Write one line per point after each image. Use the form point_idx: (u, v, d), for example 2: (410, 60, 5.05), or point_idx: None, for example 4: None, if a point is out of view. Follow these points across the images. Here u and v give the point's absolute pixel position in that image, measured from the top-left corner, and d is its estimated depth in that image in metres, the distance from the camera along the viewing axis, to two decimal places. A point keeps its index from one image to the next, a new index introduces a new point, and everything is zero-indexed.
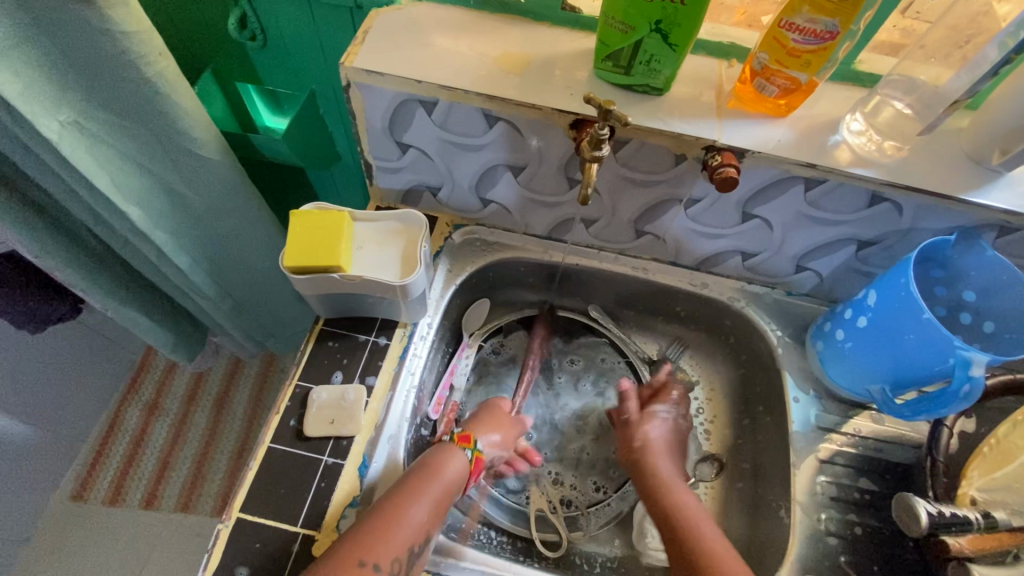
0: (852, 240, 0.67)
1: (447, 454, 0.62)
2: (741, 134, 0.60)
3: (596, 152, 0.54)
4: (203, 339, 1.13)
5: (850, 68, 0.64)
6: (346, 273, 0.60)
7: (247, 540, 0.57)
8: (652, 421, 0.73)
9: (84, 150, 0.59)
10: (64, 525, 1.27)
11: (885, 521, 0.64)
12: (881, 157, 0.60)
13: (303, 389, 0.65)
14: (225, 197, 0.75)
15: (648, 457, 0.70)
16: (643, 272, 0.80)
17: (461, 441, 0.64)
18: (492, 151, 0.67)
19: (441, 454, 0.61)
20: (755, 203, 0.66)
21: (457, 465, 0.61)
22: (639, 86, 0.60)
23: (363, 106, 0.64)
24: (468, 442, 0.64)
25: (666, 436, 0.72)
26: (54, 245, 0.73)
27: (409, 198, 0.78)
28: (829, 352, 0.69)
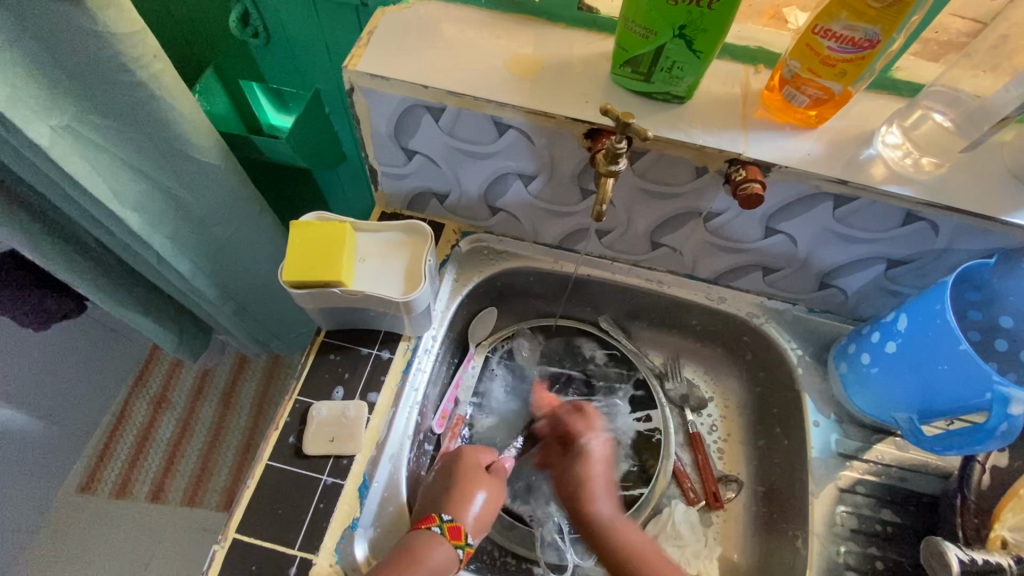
0: (882, 259, 0.64)
1: (434, 547, 0.53)
2: (767, 146, 0.56)
3: (612, 167, 0.51)
4: (207, 338, 1.12)
5: (886, 76, 0.60)
6: (347, 288, 0.57)
7: (243, 561, 0.55)
8: (587, 437, 0.68)
9: (78, 155, 0.57)
10: (70, 517, 1.28)
11: (907, 556, 0.62)
12: (917, 173, 0.56)
13: (302, 403, 0.63)
14: (226, 201, 0.73)
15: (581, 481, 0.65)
16: (657, 284, 0.77)
17: (451, 534, 0.55)
18: (502, 159, 0.63)
19: (429, 548, 0.53)
20: (780, 218, 0.62)
21: (446, 559, 0.54)
22: (660, 94, 0.57)
23: (367, 111, 0.61)
24: (459, 536, 0.56)
25: (605, 452, 0.67)
26: (51, 247, 0.71)
27: (415, 204, 0.76)
28: (854, 376, 0.66)
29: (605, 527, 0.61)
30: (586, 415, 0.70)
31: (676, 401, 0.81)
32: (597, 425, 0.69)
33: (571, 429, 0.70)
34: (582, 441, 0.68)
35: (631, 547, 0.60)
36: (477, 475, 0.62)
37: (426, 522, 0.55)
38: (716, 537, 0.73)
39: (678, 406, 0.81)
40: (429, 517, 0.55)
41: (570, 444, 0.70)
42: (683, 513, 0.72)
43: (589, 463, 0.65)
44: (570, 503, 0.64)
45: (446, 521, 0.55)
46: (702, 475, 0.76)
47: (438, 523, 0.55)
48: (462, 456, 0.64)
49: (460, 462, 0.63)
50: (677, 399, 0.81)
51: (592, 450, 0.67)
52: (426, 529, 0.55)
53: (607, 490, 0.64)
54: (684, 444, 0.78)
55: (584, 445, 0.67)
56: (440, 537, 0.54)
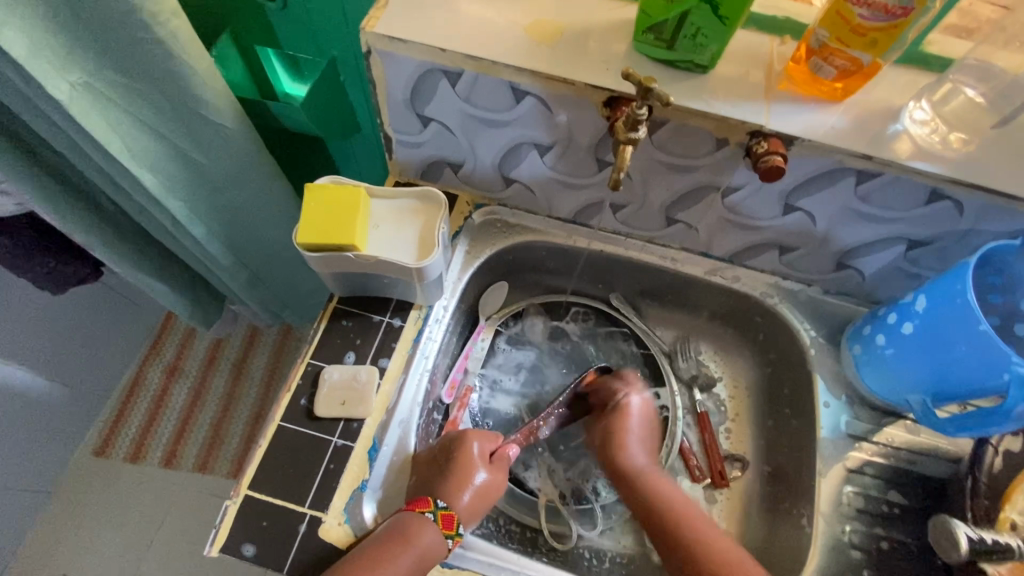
0: (902, 239, 0.63)
1: (425, 532, 0.54)
2: (791, 119, 0.55)
3: (631, 134, 0.50)
4: (220, 306, 1.13)
5: (917, 50, 0.58)
6: (361, 253, 0.57)
7: (255, 517, 0.56)
8: (627, 393, 0.71)
9: (96, 112, 0.57)
10: (87, 478, 1.31)
11: (913, 537, 0.61)
12: (945, 150, 0.55)
13: (314, 367, 0.63)
14: (240, 165, 0.73)
15: (618, 443, 0.68)
16: (670, 262, 0.76)
17: (444, 522, 0.55)
18: (518, 128, 0.63)
19: (420, 532, 0.53)
20: (799, 194, 0.61)
21: (435, 545, 0.54)
22: (682, 62, 0.56)
23: (384, 75, 0.61)
24: (450, 526, 0.55)
25: (645, 408, 0.72)
26: (68, 207, 0.72)
27: (428, 174, 0.75)
28: (867, 357, 0.65)
29: (637, 472, 0.66)
30: (624, 378, 0.74)
31: (686, 380, 0.81)
32: (637, 384, 0.73)
33: (611, 391, 0.73)
34: (619, 396, 0.72)
35: (664, 492, 0.65)
36: (469, 465, 0.60)
37: (421, 507, 0.55)
38: (720, 514, 0.74)
39: (686, 385, 0.81)
40: (425, 502, 0.55)
41: (608, 402, 0.73)
42: (689, 487, 0.73)
43: (625, 418, 0.70)
44: (607, 451, 0.69)
45: (440, 509, 0.55)
46: (707, 454, 0.76)
47: (433, 509, 0.55)
48: (462, 440, 0.62)
49: (460, 447, 0.61)
50: (688, 378, 0.81)
51: (632, 406, 0.71)
52: (420, 514, 0.55)
53: (640, 442, 0.69)
54: (692, 422, 0.79)
55: (620, 401, 0.71)
56: (432, 523, 0.54)
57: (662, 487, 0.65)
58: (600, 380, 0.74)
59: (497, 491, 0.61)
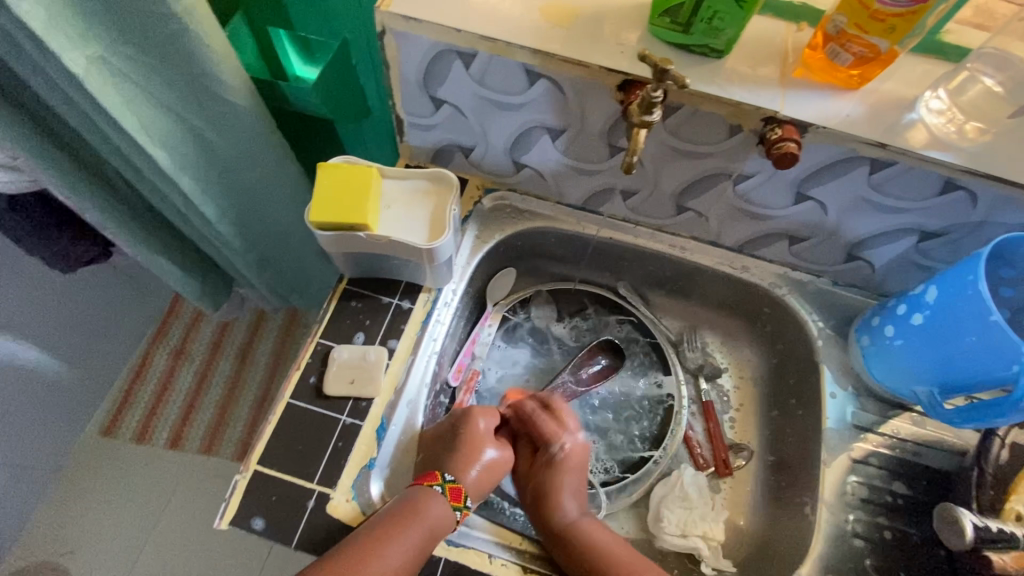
0: (915, 230, 0.62)
1: (433, 504, 0.55)
2: (805, 106, 0.55)
3: (646, 117, 0.50)
4: (228, 289, 1.14)
5: (934, 39, 0.57)
6: (372, 233, 0.58)
7: (263, 493, 0.57)
8: (561, 442, 0.65)
9: (112, 88, 0.57)
10: (95, 457, 1.33)
11: (916, 528, 0.61)
12: (961, 140, 0.54)
13: (324, 347, 0.64)
14: (250, 144, 0.74)
15: (552, 492, 0.62)
16: (679, 251, 0.76)
17: (451, 494, 0.57)
18: (531, 112, 0.63)
19: (429, 504, 0.55)
20: (812, 182, 0.61)
21: (444, 519, 0.55)
22: (697, 47, 0.55)
23: (397, 56, 0.61)
24: (459, 498, 0.57)
25: (580, 450, 0.66)
26: (82, 184, 0.72)
27: (439, 158, 0.75)
28: (875, 349, 0.65)
29: (568, 528, 0.60)
30: (560, 417, 0.67)
31: (692, 370, 0.82)
32: (571, 425, 0.67)
33: (542, 431, 0.66)
34: (556, 444, 0.65)
35: (590, 544, 0.58)
36: (477, 439, 0.62)
37: (428, 480, 0.56)
38: (723, 503, 0.74)
39: (692, 375, 0.82)
40: (433, 475, 0.57)
41: (541, 450, 0.66)
42: (693, 474, 0.73)
43: (564, 475, 0.64)
44: (535, 509, 0.62)
45: (448, 482, 0.57)
46: (712, 443, 0.76)
47: (440, 483, 0.56)
48: (469, 417, 0.64)
49: (466, 423, 0.63)
50: (693, 368, 0.82)
51: (570, 452, 0.65)
52: (428, 486, 0.56)
53: (575, 497, 0.63)
54: (697, 411, 0.79)
55: (559, 452, 0.65)
56: (440, 495, 0.56)
57: (610, 545, 0.59)
58: (529, 412, 0.67)
59: (502, 470, 0.63)
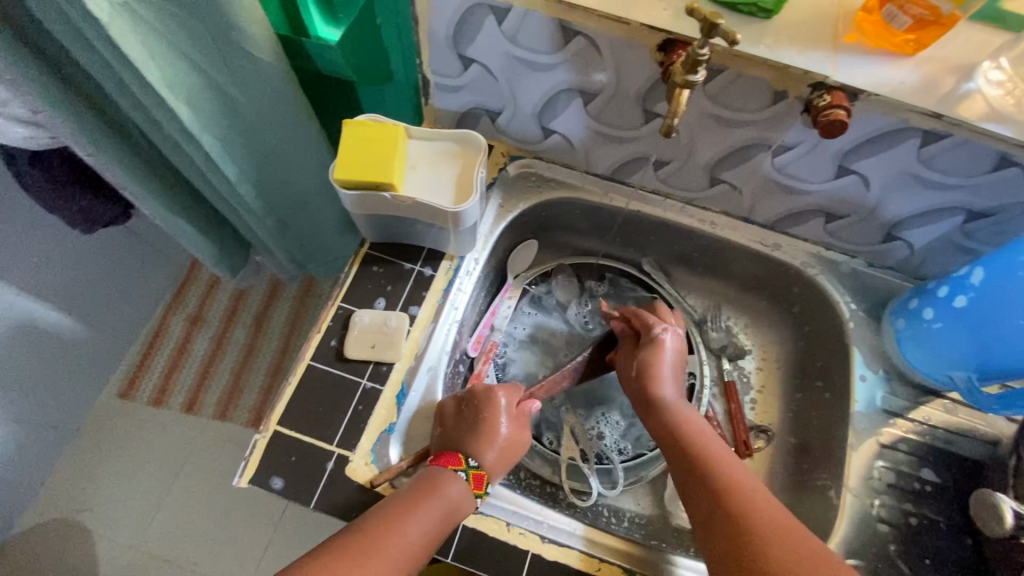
0: (960, 209, 0.60)
1: (455, 487, 0.53)
2: (857, 72, 0.52)
3: (689, 76, 0.47)
4: (245, 255, 1.14)
5: (996, 5, 0.54)
6: (398, 193, 0.56)
7: (283, 453, 0.57)
8: (663, 327, 0.65)
9: (136, 37, 0.56)
10: (112, 418, 1.34)
11: (944, 516, 0.60)
12: (1020, 113, 0.51)
13: (345, 310, 0.63)
14: (275, 105, 0.72)
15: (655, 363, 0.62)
16: (709, 226, 0.74)
17: (474, 482, 0.54)
18: (564, 73, 0.60)
19: (451, 485, 0.53)
20: (856, 155, 0.58)
21: (465, 501, 0.53)
22: (745, 5, 0.52)
23: (427, 10, 0.58)
24: (480, 486, 0.55)
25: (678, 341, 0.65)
26: (101, 138, 0.71)
27: (465, 122, 0.73)
28: (911, 332, 0.63)
29: (672, 405, 0.59)
30: (659, 313, 0.69)
31: (713, 350, 0.80)
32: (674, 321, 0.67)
33: (644, 321, 0.67)
34: (653, 330, 0.65)
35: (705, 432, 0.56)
36: (491, 421, 0.58)
37: (452, 465, 0.54)
38: None
39: (715, 355, 0.80)
40: (457, 460, 0.54)
41: (641, 336, 0.66)
42: None
43: (660, 350, 0.63)
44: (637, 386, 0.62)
45: (472, 469, 0.55)
46: (733, 423, 0.75)
47: (464, 469, 0.54)
48: (490, 395, 0.59)
49: (488, 405, 0.59)
50: (715, 347, 0.80)
51: (665, 339, 0.64)
52: (451, 470, 0.54)
53: (674, 375, 0.62)
54: (717, 392, 0.78)
55: (656, 336, 0.64)
56: (463, 481, 0.54)
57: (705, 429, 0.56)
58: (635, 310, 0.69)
59: (526, 441, 0.60)
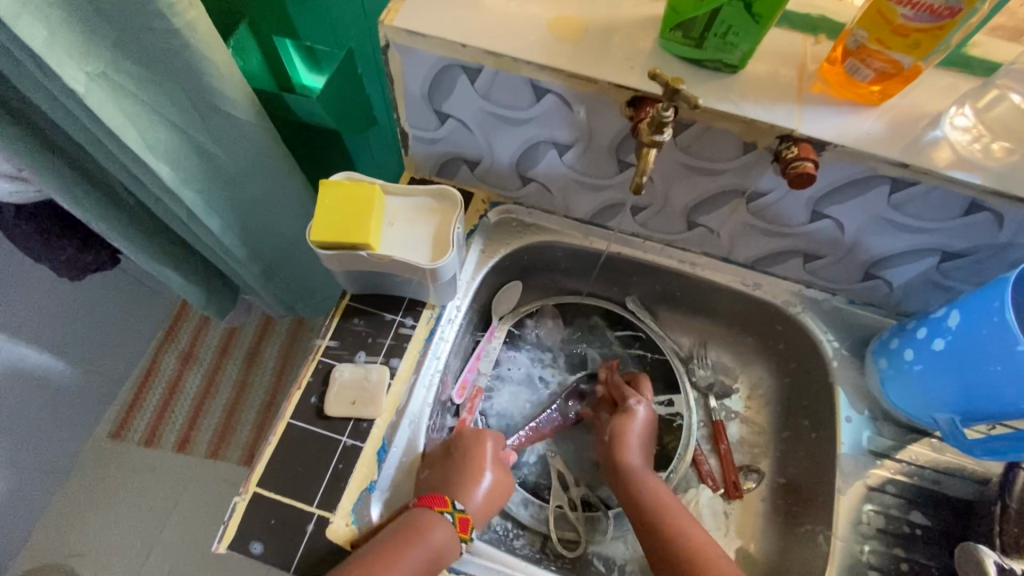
0: (936, 250, 0.60)
1: (439, 530, 0.54)
2: (823, 124, 0.52)
3: (656, 136, 0.48)
4: (233, 297, 1.14)
5: (959, 52, 0.55)
6: (374, 252, 0.56)
7: (263, 516, 0.56)
8: (636, 400, 0.71)
9: (114, 104, 0.57)
10: (102, 461, 1.32)
11: (935, 560, 0.59)
12: (986, 159, 0.52)
13: (325, 365, 0.63)
14: (256, 158, 0.72)
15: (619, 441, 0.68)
16: (690, 266, 0.74)
17: (460, 525, 0.55)
18: (538, 126, 0.61)
19: (434, 529, 0.53)
20: (829, 201, 0.59)
21: (447, 544, 0.54)
22: (711, 61, 0.53)
23: (402, 70, 0.59)
24: (466, 530, 0.56)
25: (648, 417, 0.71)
26: (84, 195, 0.71)
27: (444, 170, 0.74)
28: (892, 372, 0.63)
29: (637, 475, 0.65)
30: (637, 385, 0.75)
31: (699, 388, 0.80)
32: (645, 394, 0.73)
33: (620, 393, 0.74)
34: (628, 401, 0.72)
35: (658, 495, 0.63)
36: (474, 460, 0.61)
37: (438, 506, 0.55)
38: (733, 526, 0.72)
39: (702, 393, 0.80)
40: (443, 502, 0.55)
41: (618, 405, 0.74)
42: (708, 498, 0.72)
43: (632, 423, 0.69)
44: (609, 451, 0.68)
45: (458, 512, 0.55)
46: (722, 464, 0.75)
47: (450, 511, 0.55)
48: (478, 439, 0.63)
49: (475, 446, 0.62)
50: (701, 385, 0.80)
51: (637, 413, 0.70)
52: (437, 512, 0.54)
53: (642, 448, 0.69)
54: (704, 431, 0.78)
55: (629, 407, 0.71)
56: (449, 524, 0.54)
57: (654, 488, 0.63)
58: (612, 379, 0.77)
59: (508, 486, 0.62)
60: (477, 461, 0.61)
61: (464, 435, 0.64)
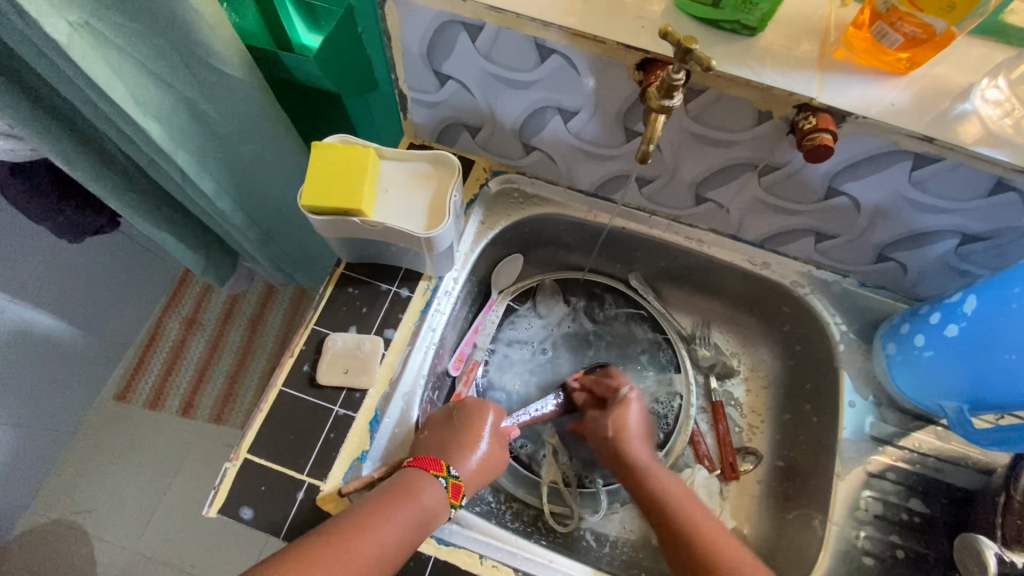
0: (956, 232, 0.57)
1: (430, 491, 0.53)
2: (844, 93, 0.49)
3: (665, 101, 0.45)
4: (233, 263, 1.12)
5: (997, 18, 0.51)
6: (367, 219, 0.55)
7: (254, 482, 0.56)
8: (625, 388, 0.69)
9: (99, 56, 0.54)
10: (108, 421, 1.34)
11: (931, 549, 0.59)
12: (1017, 135, 0.49)
13: (319, 333, 0.62)
14: (249, 118, 0.70)
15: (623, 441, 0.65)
16: (696, 243, 0.72)
17: (451, 490, 0.55)
18: (542, 90, 0.58)
19: (426, 490, 0.53)
20: (845, 176, 0.56)
21: (439, 509, 0.53)
22: (727, 22, 0.50)
23: (400, 27, 0.56)
24: (456, 496, 0.55)
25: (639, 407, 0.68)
26: (77, 153, 0.70)
27: (445, 136, 0.71)
28: (901, 358, 0.61)
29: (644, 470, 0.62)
30: (615, 377, 0.72)
31: (699, 370, 0.79)
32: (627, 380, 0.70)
33: (607, 388, 0.71)
34: (619, 392, 0.69)
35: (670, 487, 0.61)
36: (473, 427, 0.60)
37: (433, 470, 0.54)
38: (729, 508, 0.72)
39: (703, 373, 0.79)
40: (439, 466, 0.54)
41: (607, 401, 0.70)
42: (704, 477, 0.71)
43: (626, 413, 0.67)
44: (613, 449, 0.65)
45: (452, 477, 0.55)
46: (720, 445, 0.74)
47: (445, 475, 0.54)
48: (479, 409, 0.62)
49: (477, 415, 0.61)
50: (701, 366, 0.79)
51: (629, 400, 0.68)
52: (432, 476, 0.54)
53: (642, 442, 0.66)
54: (703, 413, 0.77)
55: (622, 396, 0.69)
56: (441, 488, 0.54)
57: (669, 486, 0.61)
58: (591, 379, 0.73)
59: (503, 455, 0.61)
60: (475, 429, 0.60)
61: (467, 403, 0.62)
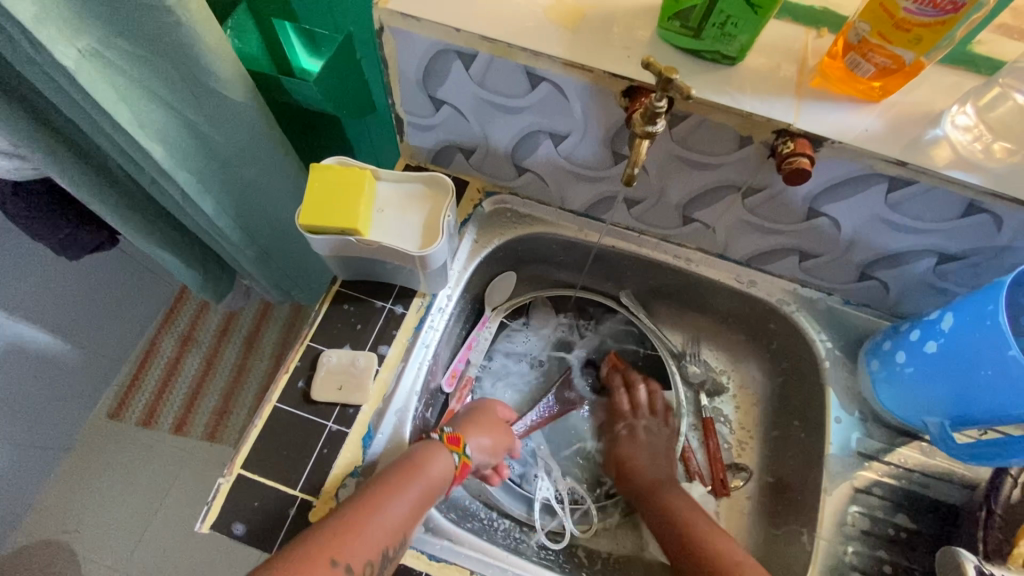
0: (934, 251, 0.59)
1: (430, 454, 0.57)
2: (821, 119, 0.51)
3: (648, 127, 0.47)
4: (231, 282, 1.14)
5: (964, 49, 0.54)
6: (362, 238, 0.56)
7: (247, 498, 0.56)
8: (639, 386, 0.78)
9: (106, 81, 0.56)
10: (100, 439, 1.33)
11: (917, 563, 0.59)
12: (987, 159, 0.51)
13: (314, 350, 0.63)
14: (249, 140, 0.72)
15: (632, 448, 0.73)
16: (685, 262, 0.73)
17: (449, 441, 0.59)
18: (533, 115, 0.60)
19: (426, 458, 0.56)
20: (825, 199, 0.58)
21: (444, 474, 0.57)
22: (709, 52, 0.52)
23: (396, 55, 0.59)
24: (456, 445, 0.59)
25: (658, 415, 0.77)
26: (81, 173, 0.71)
27: (440, 158, 0.73)
28: (884, 374, 0.62)
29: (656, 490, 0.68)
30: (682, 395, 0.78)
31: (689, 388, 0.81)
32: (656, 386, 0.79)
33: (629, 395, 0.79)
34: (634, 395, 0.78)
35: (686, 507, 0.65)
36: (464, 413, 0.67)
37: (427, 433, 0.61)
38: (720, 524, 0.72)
39: (693, 389, 0.81)
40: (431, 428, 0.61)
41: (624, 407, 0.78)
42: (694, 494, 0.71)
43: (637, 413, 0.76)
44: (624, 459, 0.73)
45: (445, 432, 0.61)
46: (711, 463, 0.75)
47: (438, 433, 0.60)
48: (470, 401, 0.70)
49: (467, 405, 0.69)
50: (690, 384, 0.81)
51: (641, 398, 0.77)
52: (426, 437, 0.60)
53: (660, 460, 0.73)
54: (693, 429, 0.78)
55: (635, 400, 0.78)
56: (439, 444, 0.59)
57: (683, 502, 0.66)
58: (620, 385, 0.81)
59: (498, 424, 0.67)
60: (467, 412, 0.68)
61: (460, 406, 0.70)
